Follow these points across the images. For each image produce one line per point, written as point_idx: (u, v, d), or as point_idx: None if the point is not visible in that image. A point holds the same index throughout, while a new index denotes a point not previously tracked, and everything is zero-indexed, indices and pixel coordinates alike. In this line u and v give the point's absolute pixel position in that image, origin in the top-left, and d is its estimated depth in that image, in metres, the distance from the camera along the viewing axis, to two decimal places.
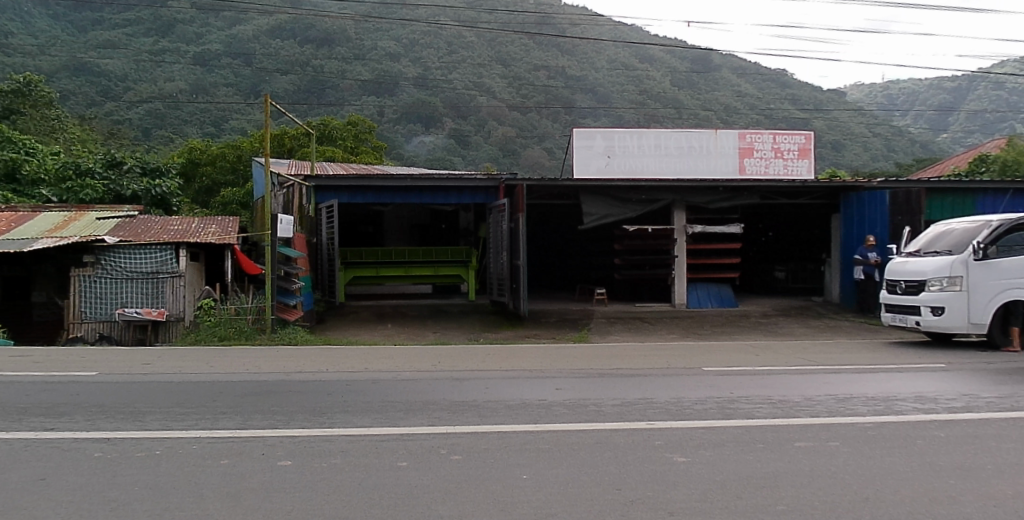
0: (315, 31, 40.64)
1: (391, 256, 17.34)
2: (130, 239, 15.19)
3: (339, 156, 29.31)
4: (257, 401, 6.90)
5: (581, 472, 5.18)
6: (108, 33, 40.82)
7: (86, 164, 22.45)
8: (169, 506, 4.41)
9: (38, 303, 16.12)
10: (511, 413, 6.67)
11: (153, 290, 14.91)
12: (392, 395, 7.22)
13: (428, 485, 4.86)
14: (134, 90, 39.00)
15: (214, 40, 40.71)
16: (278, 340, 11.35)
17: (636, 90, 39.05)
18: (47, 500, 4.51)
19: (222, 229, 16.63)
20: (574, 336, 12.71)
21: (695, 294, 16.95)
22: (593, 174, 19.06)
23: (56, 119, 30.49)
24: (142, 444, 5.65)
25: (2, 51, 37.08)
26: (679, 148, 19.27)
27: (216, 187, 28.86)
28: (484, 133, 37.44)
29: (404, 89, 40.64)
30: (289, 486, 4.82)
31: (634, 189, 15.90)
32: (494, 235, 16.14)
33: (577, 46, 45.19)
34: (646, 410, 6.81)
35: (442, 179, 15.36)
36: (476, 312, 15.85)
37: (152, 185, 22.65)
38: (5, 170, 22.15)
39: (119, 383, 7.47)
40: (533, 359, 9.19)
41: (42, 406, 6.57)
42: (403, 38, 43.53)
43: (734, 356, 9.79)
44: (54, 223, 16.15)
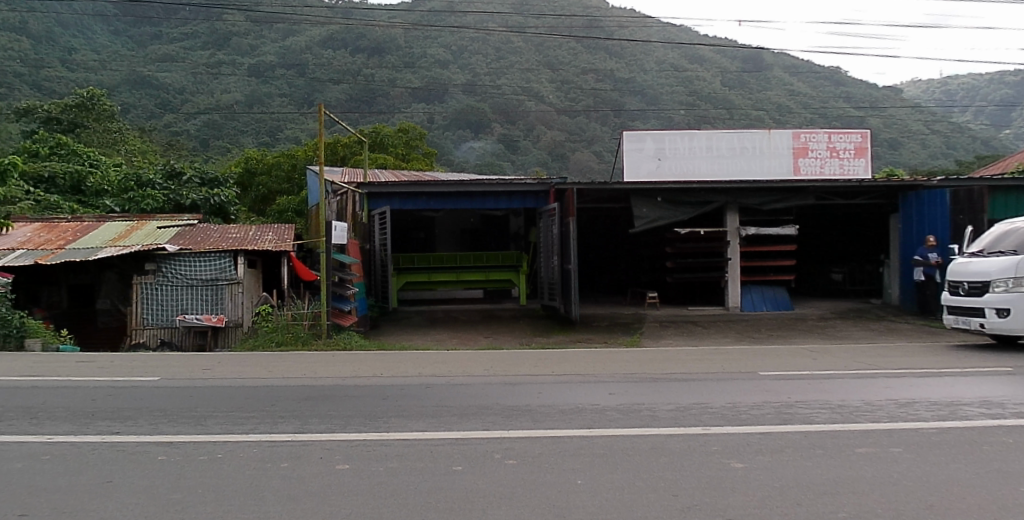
0: (365, 40, 41.57)
1: (443, 262, 17.41)
2: (191, 246, 15.59)
3: (391, 162, 29.60)
4: (314, 406, 6.99)
5: (636, 478, 5.12)
6: (165, 47, 42.30)
7: (146, 176, 23.11)
8: (232, 508, 4.49)
9: (103, 310, 16.63)
10: (564, 418, 6.63)
11: (213, 297, 15.31)
12: (446, 399, 7.27)
13: (481, 489, 4.86)
14: (192, 102, 40.25)
15: (268, 51, 42.15)
16: (335, 345, 11.45)
17: (686, 91, 38.96)
18: (114, 502, 4.63)
19: (278, 236, 16.94)
20: (625, 340, 12.65)
21: (750, 297, 16.67)
22: (643, 176, 18.89)
23: (118, 131, 31.43)
24: (204, 448, 5.78)
25: (67, 67, 38.81)
26: (731, 149, 19.01)
27: (271, 195, 29.45)
28: (533, 138, 37.43)
29: (453, 95, 40.93)
30: (348, 490, 4.86)
31: (684, 191, 15.73)
32: (544, 240, 16.11)
33: (625, 49, 45.02)
34: (701, 415, 6.70)
35: (494, 184, 15.41)
36: (525, 317, 15.85)
37: (210, 194, 22.99)
38: (70, 182, 23.22)
39: (182, 388, 7.65)
40: (585, 364, 9.11)
41: (109, 410, 6.77)
42: (451, 45, 44.11)
43: (791, 360, 9.56)
44: (117, 233, 16.67)
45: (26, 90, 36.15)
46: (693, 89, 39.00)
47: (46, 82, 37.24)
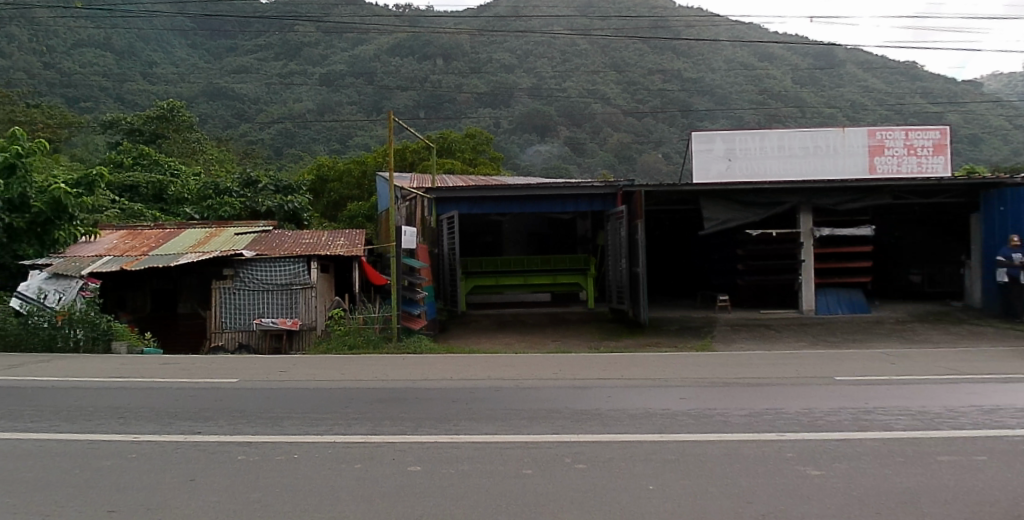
0: (433, 47, 41.10)
1: (511, 264, 17.44)
2: (266, 252, 16.03)
3: (459, 168, 29.84)
4: (386, 407, 7.09)
5: (707, 484, 5.03)
6: (241, 59, 45.34)
7: (224, 184, 23.84)
8: (307, 509, 4.70)
9: (184, 314, 17.18)
10: (635, 422, 6.55)
11: (288, 301, 15.70)
12: (517, 402, 7.24)
13: (551, 493, 4.90)
14: (266, 112, 43.46)
15: (337, 62, 43.38)
16: (404, 349, 11.55)
17: (756, 90, 36.05)
18: (197, 500, 4.89)
19: (350, 241, 17.16)
20: (696, 344, 12.59)
21: (824, 300, 16.30)
22: (713, 178, 17.65)
23: (196, 141, 32.42)
24: (281, 448, 5.97)
25: (148, 82, 42.82)
26: (804, 148, 17.62)
27: (342, 201, 29.99)
28: (599, 140, 37.16)
29: (519, 99, 41.01)
30: (420, 492, 4.99)
31: (755, 192, 15.44)
32: (612, 243, 15.89)
33: (693, 49, 42.40)
34: (775, 421, 6.54)
35: (560, 187, 15.32)
36: (593, 320, 15.77)
37: (285, 201, 23.52)
38: (153, 191, 24.28)
39: (257, 389, 7.86)
40: (655, 367, 9.02)
41: (189, 411, 6.98)
42: (518, 49, 43.56)
43: (869, 364, 9.29)
44: (196, 239, 17.22)
45: (112, 103, 41.09)
46: (762, 86, 35.89)
47: (129, 95, 41.81)
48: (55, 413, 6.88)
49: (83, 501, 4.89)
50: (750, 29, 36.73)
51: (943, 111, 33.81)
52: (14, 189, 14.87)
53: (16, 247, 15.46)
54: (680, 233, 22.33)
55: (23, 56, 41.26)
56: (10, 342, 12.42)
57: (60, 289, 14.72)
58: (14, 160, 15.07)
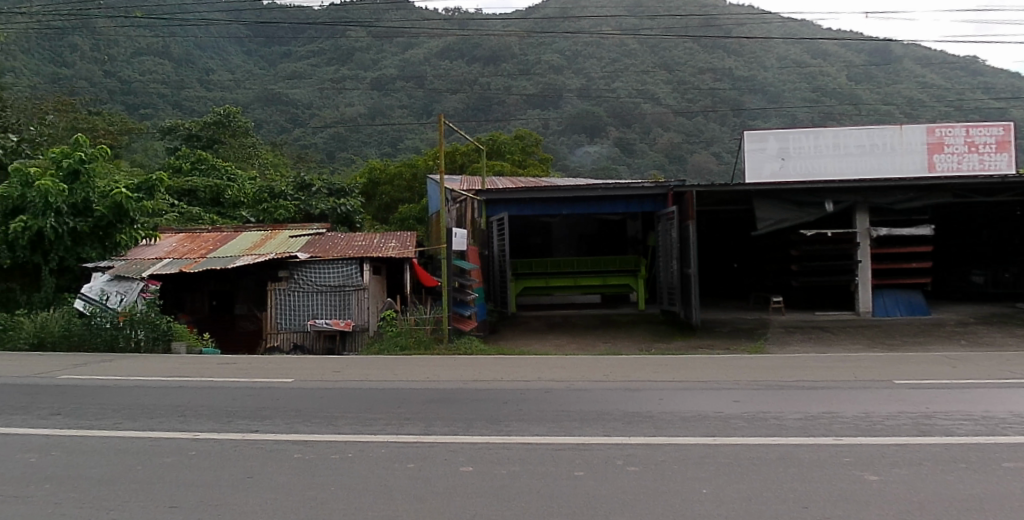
0: (481, 50, 42.43)
1: (560, 266, 17.39)
2: (319, 254, 16.29)
3: (508, 170, 30.00)
4: (439, 408, 7.15)
5: (762, 488, 4.96)
6: (295, 65, 47.10)
7: (279, 187, 24.69)
8: (362, 507, 4.76)
9: (241, 314, 17.57)
10: (687, 425, 6.48)
11: (341, 302, 15.93)
12: (569, 404, 7.24)
13: (604, 495, 4.89)
14: (318, 117, 45.34)
15: (389, 65, 45.15)
16: (456, 350, 11.69)
17: (809, 87, 35.18)
18: (256, 496, 5.01)
19: (401, 243, 17.34)
20: (749, 346, 12.43)
21: (881, 301, 16.00)
22: (765, 178, 17.35)
23: (252, 146, 33.44)
24: (336, 447, 6.07)
25: (205, 87, 44.46)
26: (860, 146, 17.21)
27: (393, 204, 30.36)
28: (649, 141, 36.51)
29: (569, 101, 40.40)
30: (472, 491, 5.04)
31: (810, 192, 15.20)
32: (662, 244, 15.73)
33: (745, 47, 41.43)
34: (833, 425, 6.42)
35: (610, 188, 15.21)
36: (643, 322, 15.64)
37: (338, 203, 24.07)
38: (210, 195, 24.72)
39: (312, 389, 7.98)
40: (708, 371, 8.88)
41: (248, 410, 7.14)
42: (567, 51, 43.49)
43: (931, 368, 9.02)
44: (252, 242, 17.63)
45: (170, 108, 42.72)
46: (816, 85, 34.81)
47: (187, 102, 42.82)
48: (118, 411, 7.10)
49: (143, 497, 5.02)
50: (802, 27, 36.00)
51: (1006, 107, 32.39)
52: (77, 194, 15.46)
53: (80, 250, 15.85)
54: (731, 233, 21.98)
55: (85, 65, 42.78)
56: (74, 343, 12.84)
57: (122, 290, 15.20)
58: (77, 166, 15.67)
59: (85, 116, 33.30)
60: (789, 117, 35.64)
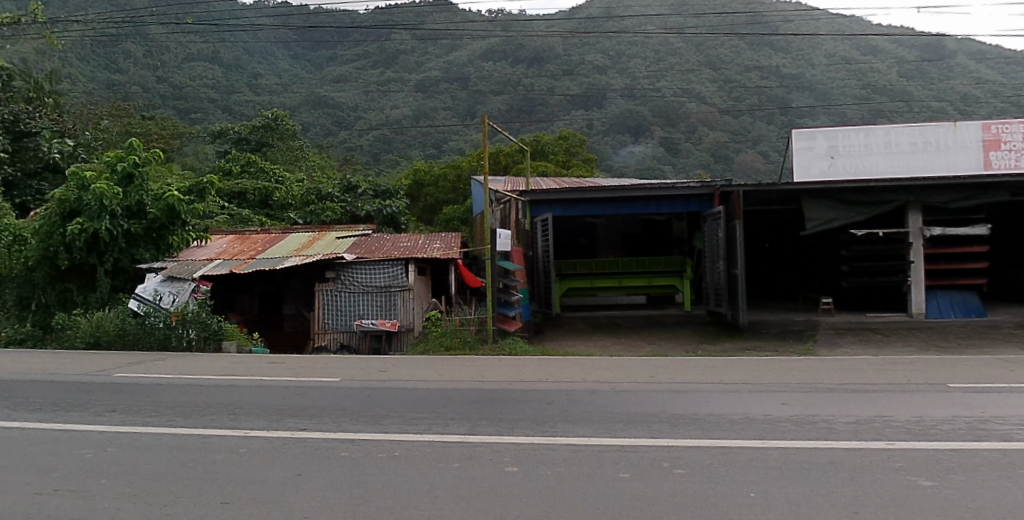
0: (526, 51, 42.16)
1: (605, 267, 17.33)
2: (365, 255, 16.48)
3: (552, 171, 30.07)
4: (484, 409, 7.17)
5: (812, 493, 4.88)
6: (341, 68, 47.90)
7: (326, 190, 24.97)
8: (409, 506, 4.79)
9: (288, 315, 17.95)
10: (735, 428, 6.41)
11: (386, 302, 16.10)
12: (615, 406, 7.21)
13: (651, 497, 4.86)
14: (365, 120, 46.18)
15: (433, 67, 45.76)
16: (501, 351, 11.74)
17: (860, 85, 33.64)
18: (305, 493, 5.08)
19: (446, 244, 17.43)
20: (799, 349, 12.26)
21: (935, 302, 15.72)
22: (814, 176, 16.99)
23: (299, 149, 34.00)
24: (383, 446, 6.14)
25: (255, 91, 45.62)
26: (913, 144, 16.81)
27: (438, 205, 30.56)
28: (694, 140, 36.31)
29: (613, 101, 40.14)
30: (517, 491, 5.05)
31: (861, 191, 14.89)
32: (709, 244, 15.56)
33: (793, 44, 39.75)
34: (884, 429, 6.28)
35: (655, 188, 15.08)
36: (689, 324, 15.51)
37: (383, 205, 24.47)
38: (259, 198, 25.25)
39: (359, 388, 8.07)
40: (755, 373, 8.75)
41: (298, 408, 7.24)
42: (610, 50, 42.87)
43: (991, 372, 8.74)
44: (300, 243, 17.90)
45: (220, 113, 43.98)
46: (867, 81, 33.51)
47: (236, 105, 43.72)
48: (171, 407, 7.28)
49: (196, 493, 5.14)
50: (853, 23, 35.00)
51: None
52: (131, 197, 16.03)
53: (135, 251, 16.28)
54: (776, 233, 21.59)
55: (139, 71, 44.23)
56: (128, 341, 13.18)
57: (174, 291, 15.47)
58: (131, 170, 16.24)
59: (139, 120, 34.24)
60: (836, 114, 34.81)
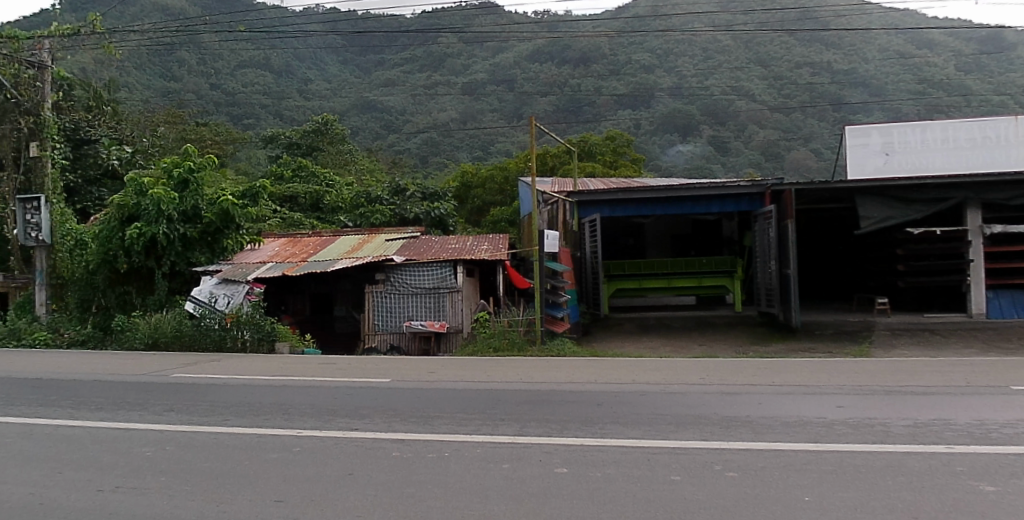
0: (573, 51, 41.80)
1: (653, 267, 17.26)
2: (414, 257, 16.67)
3: (600, 171, 30.07)
4: (533, 410, 7.18)
5: (869, 497, 4.77)
6: (389, 73, 48.65)
7: (375, 193, 25.28)
8: (459, 505, 4.83)
9: (340, 316, 18.14)
10: (788, 431, 6.32)
11: (435, 304, 16.24)
12: (666, 408, 7.16)
13: (704, 500, 4.81)
14: (413, 122, 46.85)
15: (479, 70, 45.91)
16: (550, 352, 11.77)
17: (915, 80, 33.19)
18: (357, 493, 5.15)
19: (493, 246, 17.51)
20: (853, 350, 12.04)
21: (996, 302, 15.26)
22: (869, 174, 16.71)
23: (348, 152, 34.56)
24: (433, 446, 6.19)
25: (305, 97, 46.83)
26: (970, 139, 16.37)
27: (485, 207, 30.77)
28: (745, 139, 36.00)
29: (660, 100, 39.89)
30: (567, 492, 5.06)
31: (918, 188, 14.57)
32: (760, 245, 15.39)
33: (844, 39, 38.18)
34: (944, 433, 6.13)
35: (705, 188, 14.94)
36: (740, 324, 15.37)
37: (431, 207, 24.73)
38: (310, 201, 25.86)
39: (409, 388, 8.18)
40: (809, 374, 8.64)
41: (349, 408, 7.36)
42: (658, 50, 41.89)
43: None
44: (350, 246, 18.19)
45: (271, 118, 45.16)
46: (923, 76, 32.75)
47: (287, 111, 44.97)
48: (226, 407, 7.46)
49: (251, 491, 5.23)
50: (907, 16, 33.82)
51: None
52: (187, 201, 16.44)
53: (190, 255, 16.64)
54: (826, 231, 21.17)
55: (193, 79, 45.58)
56: (186, 343, 13.57)
57: (229, 293, 15.77)
58: (187, 176, 16.71)
59: (193, 127, 35.18)
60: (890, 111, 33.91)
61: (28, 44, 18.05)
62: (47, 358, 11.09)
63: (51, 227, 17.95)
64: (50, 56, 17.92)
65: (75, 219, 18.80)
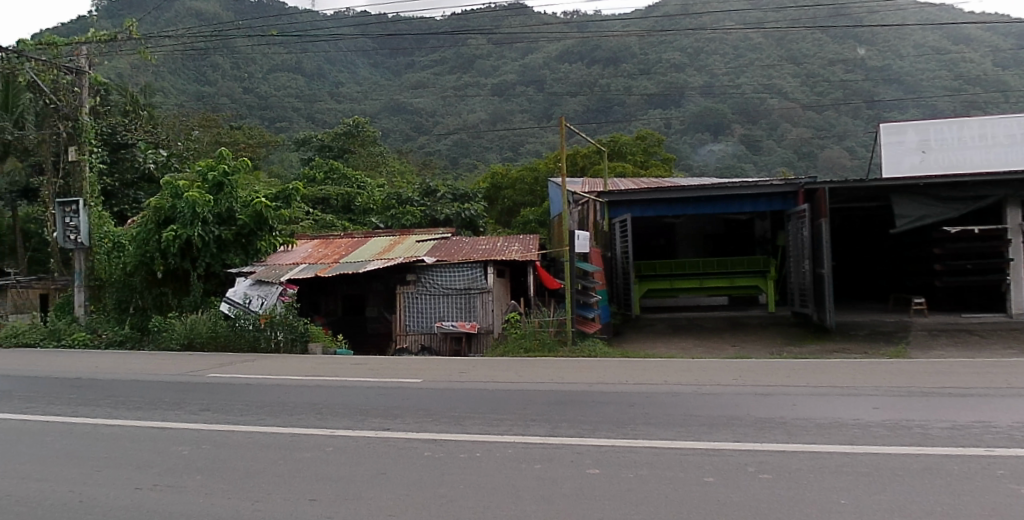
0: (602, 51, 41.77)
1: (685, 267, 17.19)
2: (445, 258, 16.75)
3: (630, 171, 29.98)
4: (564, 411, 7.18)
5: (907, 501, 4.70)
6: (419, 75, 49.07)
7: (406, 194, 25.45)
8: (491, 506, 4.85)
9: (372, 317, 18.29)
10: (823, 433, 6.26)
11: (466, 305, 16.31)
12: (700, 409, 7.13)
13: (738, 502, 4.77)
14: (443, 124, 47.24)
15: (509, 70, 46.05)
16: (581, 353, 11.77)
17: (951, 75, 32.41)
18: (389, 492, 5.18)
19: (524, 247, 17.53)
20: (890, 351, 11.88)
21: None
22: (904, 172, 16.47)
23: (379, 154, 34.93)
24: (465, 446, 6.22)
25: (336, 100, 47.55)
26: (1009, 136, 16.06)
27: (516, 208, 30.82)
28: (777, 137, 35.67)
29: (691, 99, 39.65)
30: (600, 493, 5.05)
31: (955, 185, 14.34)
32: (793, 244, 15.24)
33: (877, 36, 38.20)
34: (984, 436, 6.02)
35: (737, 187, 14.84)
36: (773, 325, 15.24)
37: (462, 208, 24.81)
38: (342, 203, 26.19)
39: (442, 389, 8.24)
40: (847, 376, 8.53)
41: (382, 409, 7.42)
42: (689, 48, 41.68)
43: None
44: (382, 247, 18.33)
45: (303, 122, 45.87)
46: (958, 71, 31.92)
47: (320, 114, 46.26)
48: (261, 407, 7.55)
49: (285, 490, 5.29)
50: (942, 11, 33.09)
51: None
52: (222, 204, 16.68)
53: (225, 256, 16.86)
54: (861, 231, 20.92)
55: (226, 82, 46.36)
56: (221, 343, 13.79)
57: (262, 294, 16.06)
58: (221, 179, 16.94)
59: (227, 130, 35.72)
60: None
61: (67, 50, 18.45)
62: (88, 358, 11.35)
63: (89, 229, 18.33)
64: (87, 62, 18.31)
65: (112, 222, 19.14)
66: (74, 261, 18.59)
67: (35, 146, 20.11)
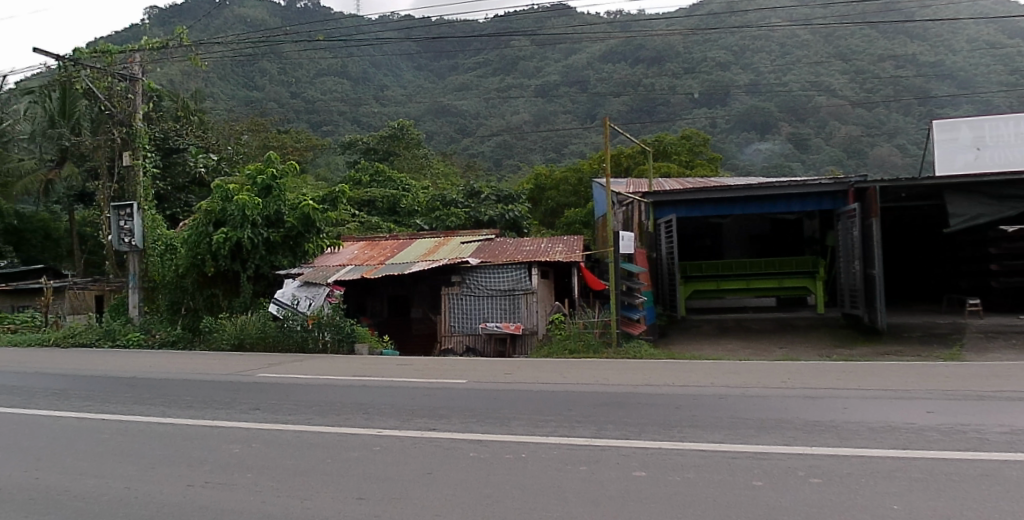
0: (645, 51, 41.56)
1: (731, 268, 17.00)
2: (489, 259, 16.80)
3: (675, 171, 29.76)
4: (610, 412, 7.17)
5: (965, 507, 4.59)
6: (462, 78, 49.42)
7: (450, 196, 25.62)
8: (537, 506, 4.86)
9: (417, 318, 18.50)
10: (876, 437, 6.13)
11: (510, 306, 16.35)
12: (747, 411, 7.06)
13: (788, 506, 4.72)
14: (486, 125, 47.46)
15: (552, 71, 46.12)
16: (628, 354, 11.77)
17: (1005, 69, 31.42)
18: (436, 492, 5.23)
19: (568, 248, 17.50)
20: (944, 354, 11.62)
21: None
22: (958, 169, 16.10)
23: (424, 157, 35.34)
24: (510, 447, 6.25)
25: (381, 104, 48.25)
26: None
27: (560, 209, 30.78)
28: (825, 135, 35.46)
29: (737, 97, 39.16)
30: (647, 495, 5.03)
31: (1012, 182, 13.94)
32: (843, 244, 14.97)
33: (929, 30, 36.78)
34: None
35: (785, 186, 14.63)
36: (820, 326, 14.99)
37: (506, 210, 24.86)
38: (388, 205, 26.56)
39: (488, 389, 8.30)
40: (903, 379, 8.34)
41: (426, 409, 7.49)
42: (733, 46, 41.26)
43: None
44: (426, 248, 18.51)
45: (349, 125, 46.60)
46: (1015, 66, 31.17)
47: (365, 118, 46.94)
48: (310, 407, 7.68)
49: (332, 488, 5.38)
50: (996, 3, 32.04)
51: None
52: (270, 206, 16.97)
53: (274, 258, 17.15)
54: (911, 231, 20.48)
55: (273, 87, 47.40)
56: (270, 343, 14.05)
57: (309, 295, 16.35)
58: (269, 182, 17.23)
59: (276, 134, 36.33)
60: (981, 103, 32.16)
61: (121, 57, 18.90)
62: (145, 358, 11.66)
63: (143, 232, 18.83)
64: (140, 69, 18.81)
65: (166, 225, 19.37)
66: (129, 264, 19.14)
67: (96, 151, 20.76)
